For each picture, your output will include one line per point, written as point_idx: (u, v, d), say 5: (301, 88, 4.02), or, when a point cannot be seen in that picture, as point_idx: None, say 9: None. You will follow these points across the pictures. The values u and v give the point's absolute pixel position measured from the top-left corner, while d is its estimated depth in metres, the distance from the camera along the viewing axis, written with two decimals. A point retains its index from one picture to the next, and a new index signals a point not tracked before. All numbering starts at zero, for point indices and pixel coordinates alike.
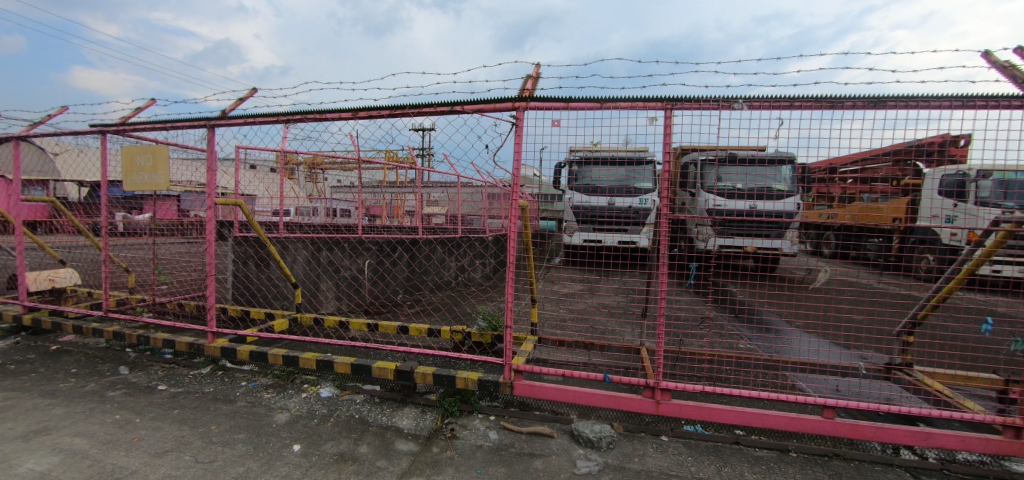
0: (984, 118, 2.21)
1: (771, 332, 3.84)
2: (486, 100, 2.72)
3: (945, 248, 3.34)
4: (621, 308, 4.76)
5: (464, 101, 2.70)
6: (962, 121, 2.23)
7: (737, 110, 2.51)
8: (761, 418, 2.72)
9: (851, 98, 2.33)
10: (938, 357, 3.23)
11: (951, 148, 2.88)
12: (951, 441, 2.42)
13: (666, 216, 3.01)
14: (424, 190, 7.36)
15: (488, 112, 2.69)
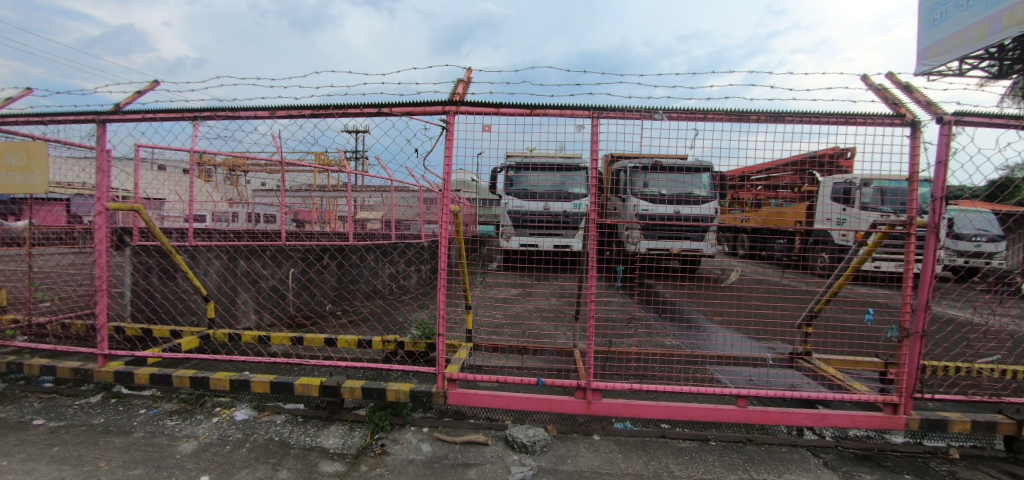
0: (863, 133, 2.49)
1: (693, 328, 4.06)
2: (416, 103, 2.63)
3: (835, 247, 3.74)
4: (557, 312, 4.83)
5: (393, 103, 2.59)
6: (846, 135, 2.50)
7: (658, 120, 2.64)
8: (683, 411, 2.86)
9: (756, 112, 2.53)
10: (832, 345, 3.59)
11: (840, 161, 3.23)
12: (843, 420, 2.67)
13: (593, 220, 3.09)
14: (356, 195, 7.03)
15: (418, 115, 2.60)
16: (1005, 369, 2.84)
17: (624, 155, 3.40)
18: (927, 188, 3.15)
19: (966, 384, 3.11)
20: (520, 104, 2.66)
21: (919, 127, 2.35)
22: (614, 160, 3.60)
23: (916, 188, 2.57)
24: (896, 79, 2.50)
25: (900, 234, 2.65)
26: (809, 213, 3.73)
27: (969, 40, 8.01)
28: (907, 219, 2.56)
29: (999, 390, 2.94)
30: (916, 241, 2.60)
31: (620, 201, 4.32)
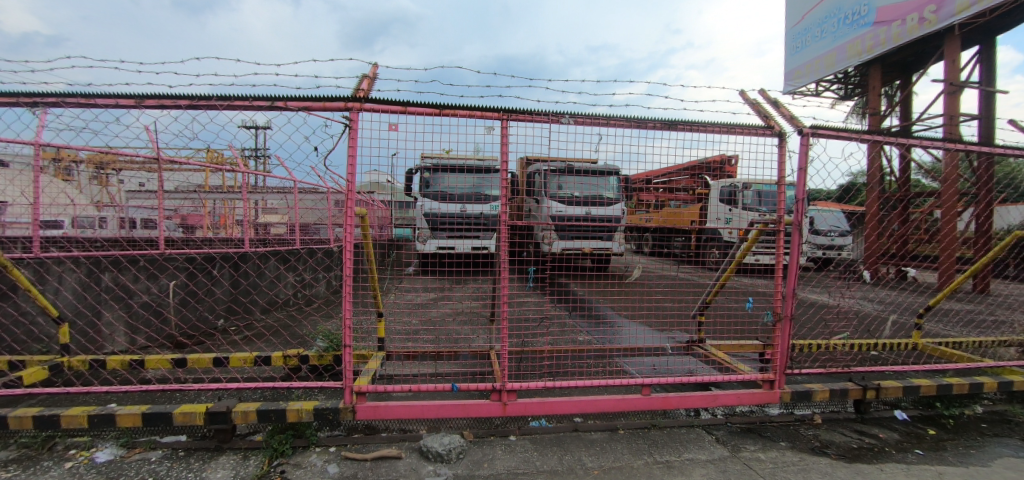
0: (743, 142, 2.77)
1: (603, 324, 4.25)
2: (314, 97, 2.37)
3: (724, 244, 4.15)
4: (476, 314, 4.79)
5: (289, 96, 2.33)
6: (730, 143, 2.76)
7: (565, 124, 2.70)
8: (594, 404, 2.95)
9: (653, 119, 2.71)
10: (722, 332, 3.95)
11: (727, 167, 3.55)
12: (731, 398, 2.94)
13: (504, 222, 3.09)
14: (256, 196, 6.37)
15: (316, 111, 2.35)
16: (853, 344, 3.35)
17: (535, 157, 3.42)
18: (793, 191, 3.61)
19: (824, 357, 3.61)
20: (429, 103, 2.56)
21: (785, 138, 2.67)
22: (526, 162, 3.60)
23: (784, 190, 2.91)
24: (767, 95, 2.83)
25: (771, 230, 2.99)
26: (701, 213, 4.00)
27: (823, 66, 9.39)
28: (777, 218, 2.89)
29: (848, 360, 3.46)
30: (784, 237, 2.95)
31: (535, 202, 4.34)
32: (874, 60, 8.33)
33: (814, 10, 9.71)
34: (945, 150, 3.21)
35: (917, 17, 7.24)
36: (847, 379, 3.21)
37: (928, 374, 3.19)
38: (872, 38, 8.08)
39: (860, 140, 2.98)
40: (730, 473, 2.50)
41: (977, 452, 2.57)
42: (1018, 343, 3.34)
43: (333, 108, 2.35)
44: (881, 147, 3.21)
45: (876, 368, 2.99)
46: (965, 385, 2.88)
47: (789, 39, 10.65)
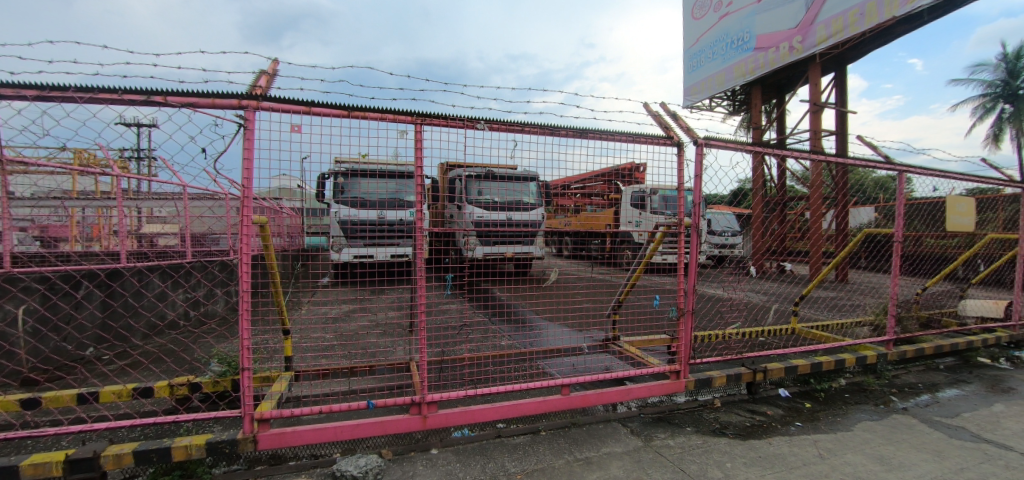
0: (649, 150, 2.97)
1: (524, 327, 4.30)
2: (199, 92, 2.09)
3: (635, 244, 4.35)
4: (395, 326, 4.61)
5: (170, 90, 2.02)
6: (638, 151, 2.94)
7: (480, 130, 2.69)
8: (515, 408, 2.96)
9: (565, 127, 2.80)
10: (635, 328, 4.18)
11: (637, 174, 3.69)
12: (643, 390, 3.09)
13: (421, 229, 3.00)
14: (136, 204, 5.55)
15: (203, 108, 2.07)
16: (745, 332, 3.73)
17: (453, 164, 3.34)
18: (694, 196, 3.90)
19: (721, 346, 3.98)
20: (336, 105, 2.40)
21: (683, 148, 2.91)
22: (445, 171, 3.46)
23: (683, 195, 3.16)
24: (667, 108, 3.08)
25: (674, 232, 3.23)
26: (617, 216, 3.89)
27: (715, 84, 10.47)
28: (678, 221, 3.11)
29: (740, 347, 3.85)
30: (685, 238, 3.18)
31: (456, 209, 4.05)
32: (756, 81, 9.48)
33: (706, 34, 10.80)
34: (812, 161, 3.70)
35: (788, 46, 8.37)
36: (741, 364, 3.54)
37: (804, 355, 3.65)
38: (754, 61, 9.17)
39: (745, 151, 3.34)
40: (644, 462, 2.62)
41: (842, 419, 2.98)
42: (868, 323, 3.95)
43: (225, 106, 2.09)
44: (763, 157, 3.63)
45: (763, 353, 3.34)
46: (832, 363, 3.33)
47: (686, 58, 11.73)
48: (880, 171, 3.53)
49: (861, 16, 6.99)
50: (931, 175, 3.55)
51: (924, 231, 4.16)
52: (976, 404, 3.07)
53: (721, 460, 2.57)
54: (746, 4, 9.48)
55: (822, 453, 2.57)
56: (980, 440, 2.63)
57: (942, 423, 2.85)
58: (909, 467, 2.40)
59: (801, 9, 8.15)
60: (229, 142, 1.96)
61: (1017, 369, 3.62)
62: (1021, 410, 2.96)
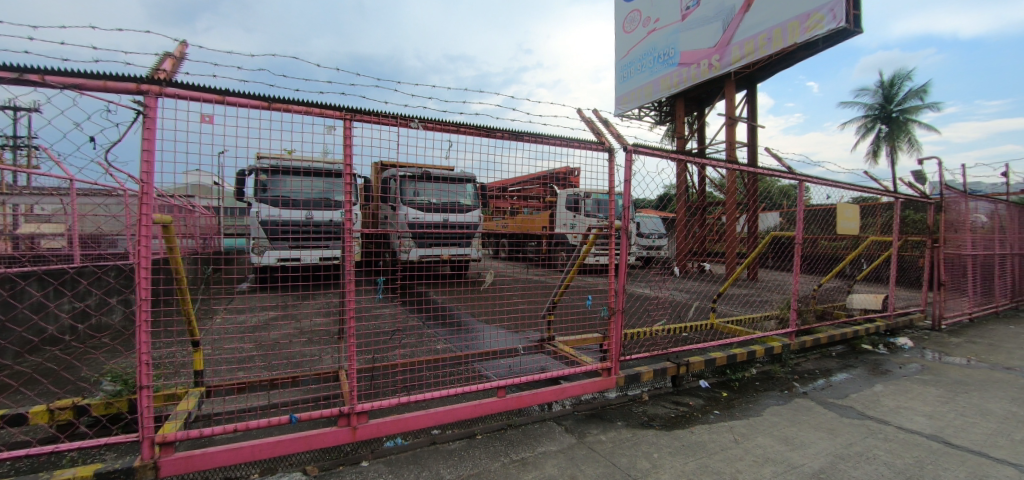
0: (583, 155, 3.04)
1: (461, 330, 4.25)
2: (86, 73, 1.82)
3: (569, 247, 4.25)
4: (322, 333, 4.34)
5: (48, 69, 1.75)
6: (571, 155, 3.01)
7: (414, 128, 2.60)
8: (450, 413, 2.89)
9: (501, 130, 2.80)
10: (569, 328, 4.25)
11: (573, 178, 3.72)
12: (577, 389, 3.16)
13: (349, 230, 2.83)
14: (7, 199, 4.74)
15: (90, 91, 1.81)
16: (670, 329, 3.95)
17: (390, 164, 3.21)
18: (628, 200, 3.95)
19: (648, 342, 4.18)
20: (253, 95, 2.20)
21: (613, 154, 3.02)
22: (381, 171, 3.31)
23: (613, 199, 3.29)
24: (599, 116, 3.20)
25: (605, 234, 3.35)
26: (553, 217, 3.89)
27: (643, 95, 11.10)
28: (609, 223, 3.23)
29: (666, 343, 4.08)
30: (615, 240, 3.30)
31: (391, 209, 3.88)
32: (679, 94, 10.19)
33: (635, 47, 11.43)
34: (728, 169, 4.02)
35: (707, 63, 9.10)
36: (667, 359, 3.75)
37: (721, 348, 3.94)
38: (678, 75, 9.85)
39: (669, 159, 3.55)
40: (577, 458, 2.67)
41: (754, 405, 3.26)
42: (775, 316, 4.37)
43: (119, 89, 1.84)
44: (686, 165, 3.88)
45: (686, 347, 3.56)
46: (744, 354, 3.63)
47: (617, 69, 12.31)
48: (784, 180, 3.93)
49: (768, 41, 7.78)
50: (825, 185, 4.00)
51: (819, 234, 4.70)
52: (861, 385, 3.50)
53: (648, 451, 2.69)
54: (671, 22, 10.17)
55: (736, 438, 2.79)
56: (864, 417, 3.00)
57: (834, 404, 3.21)
58: (809, 445, 2.68)
59: (718, 30, 8.91)
60: (123, 130, 1.72)
61: (891, 353, 4.19)
62: (894, 389, 3.43)
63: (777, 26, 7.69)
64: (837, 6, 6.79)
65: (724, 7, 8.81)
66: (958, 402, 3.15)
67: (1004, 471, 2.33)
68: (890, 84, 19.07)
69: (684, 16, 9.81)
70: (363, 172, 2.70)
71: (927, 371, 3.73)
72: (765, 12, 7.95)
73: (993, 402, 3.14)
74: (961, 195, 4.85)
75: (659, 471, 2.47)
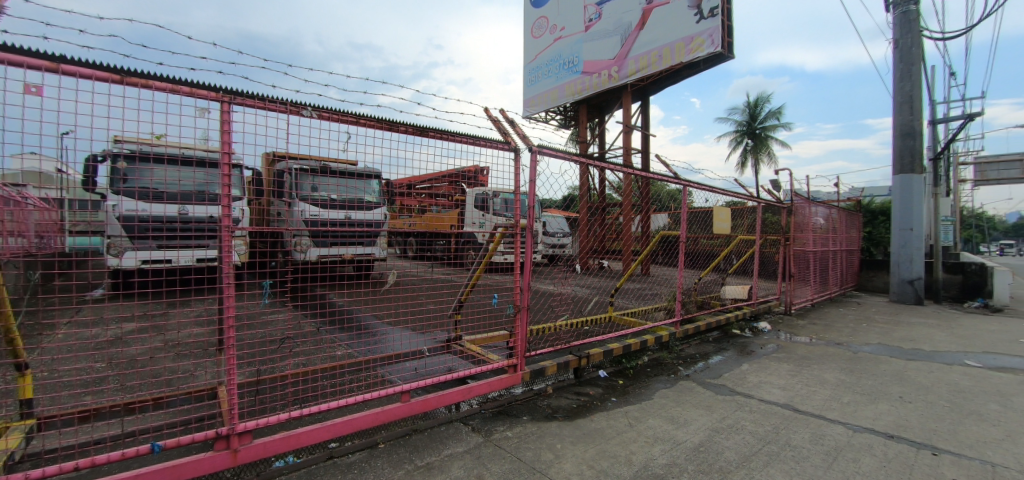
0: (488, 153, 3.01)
1: (364, 334, 4.03)
2: None
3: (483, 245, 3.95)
4: (199, 344, 3.85)
5: None
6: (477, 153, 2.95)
7: (308, 117, 2.30)
8: (350, 423, 2.66)
9: (405, 124, 2.63)
10: (477, 326, 4.22)
11: (481, 176, 3.62)
12: (483, 387, 3.14)
13: (229, 228, 2.40)
14: None
15: None
16: (572, 323, 4.14)
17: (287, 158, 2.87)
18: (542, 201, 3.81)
19: (552, 337, 4.32)
20: (96, 65, 1.80)
21: (519, 154, 3.04)
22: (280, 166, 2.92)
23: (518, 199, 3.36)
24: (505, 116, 3.24)
25: (511, 233, 3.39)
26: (462, 215, 3.75)
27: (550, 99, 11.53)
28: (515, 222, 3.29)
29: (568, 337, 4.27)
30: (520, 239, 3.36)
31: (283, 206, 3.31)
32: (583, 101, 10.78)
33: (543, 53, 11.85)
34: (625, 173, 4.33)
35: (607, 74, 9.78)
36: (569, 352, 3.91)
37: (618, 339, 4.23)
38: (582, 83, 10.42)
39: (572, 160, 3.71)
40: (483, 457, 2.65)
41: (645, 390, 3.54)
42: (663, 308, 4.82)
43: None
44: (587, 168, 4.10)
45: (587, 340, 3.75)
46: (637, 343, 3.93)
47: (525, 73, 12.62)
48: (671, 185, 4.34)
49: (659, 58, 8.62)
50: (704, 189, 4.50)
51: (699, 233, 5.27)
52: (732, 365, 3.99)
53: (552, 442, 2.77)
54: (575, 32, 10.74)
55: (630, 422, 3.01)
56: (734, 393, 3.42)
57: (711, 383, 3.62)
58: (691, 422, 2.97)
59: (616, 44, 9.64)
60: None
61: (755, 336, 4.85)
62: (757, 366, 3.97)
63: (666, 46, 8.55)
64: (714, 33, 7.75)
65: (623, 24, 9.55)
66: (803, 374, 3.74)
67: (836, 429, 2.80)
68: (755, 105, 22.17)
69: (588, 28, 10.44)
70: (247, 162, 2.37)
71: (781, 350, 4.38)
72: (657, 31, 8.78)
73: (827, 372, 3.78)
74: (805, 201, 5.80)
75: (562, 461, 2.55)
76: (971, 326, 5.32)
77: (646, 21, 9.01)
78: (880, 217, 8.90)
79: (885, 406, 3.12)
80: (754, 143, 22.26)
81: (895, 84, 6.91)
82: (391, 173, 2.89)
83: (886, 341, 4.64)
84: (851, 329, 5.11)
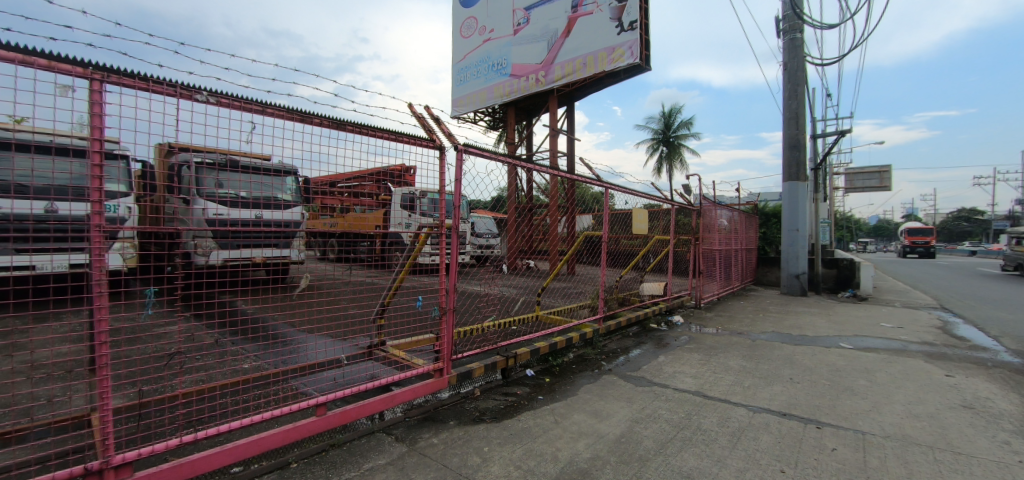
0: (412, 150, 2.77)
1: (276, 343, 3.73)
2: None
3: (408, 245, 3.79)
4: (66, 366, 3.31)
5: None
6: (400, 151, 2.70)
7: (203, 103, 1.98)
8: (256, 444, 2.33)
9: (319, 116, 2.32)
10: (402, 330, 4.06)
11: (408, 175, 3.24)
12: (407, 394, 3.00)
13: (99, 229, 1.91)
14: None
15: None
16: (499, 323, 4.14)
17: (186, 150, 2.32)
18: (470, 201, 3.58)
19: (479, 339, 4.30)
20: None
21: (444, 152, 2.90)
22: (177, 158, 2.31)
23: (443, 198, 3.29)
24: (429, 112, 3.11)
25: (436, 234, 3.30)
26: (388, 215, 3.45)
27: (478, 100, 11.51)
28: (440, 222, 3.21)
29: (495, 337, 4.27)
30: (445, 240, 3.29)
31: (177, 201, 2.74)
32: (511, 103, 10.91)
33: (472, 53, 11.82)
34: (552, 175, 4.41)
35: (535, 78, 10.02)
36: (496, 353, 3.91)
37: (545, 338, 4.31)
38: (511, 86, 10.54)
39: (499, 160, 3.69)
40: (407, 468, 2.48)
41: (571, 386, 3.63)
42: (588, 306, 5.00)
43: None
44: (515, 169, 4.12)
45: (514, 340, 3.76)
46: (563, 341, 4.03)
47: (453, 72, 12.46)
48: (594, 187, 4.51)
49: (583, 66, 9.01)
50: (624, 192, 4.75)
51: (620, 234, 5.56)
52: (649, 358, 4.24)
53: (479, 446, 2.71)
54: (504, 36, 10.87)
55: (556, 418, 3.06)
56: (651, 384, 3.62)
57: (631, 376, 3.80)
58: (612, 414, 3.10)
59: (543, 50, 9.91)
60: None
61: (669, 329, 5.21)
62: (671, 357, 4.25)
63: (590, 54, 8.97)
64: (633, 45, 8.29)
65: (549, 30, 9.85)
66: (710, 363, 4.07)
67: (738, 411, 3.08)
68: (668, 114, 23.94)
69: (516, 32, 10.61)
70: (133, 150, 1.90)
71: (692, 341, 4.75)
72: (581, 40, 9.17)
73: (731, 359, 4.16)
74: (711, 204, 6.37)
75: (489, 464, 2.51)
76: (843, 314, 6.17)
77: (571, 30, 9.39)
78: (773, 220, 10.04)
79: (778, 387, 3.49)
80: (668, 151, 24.08)
81: (784, 102, 7.83)
82: (309, 170, 2.60)
83: (778, 329, 5.22)
84: (750, 319, 5.67)
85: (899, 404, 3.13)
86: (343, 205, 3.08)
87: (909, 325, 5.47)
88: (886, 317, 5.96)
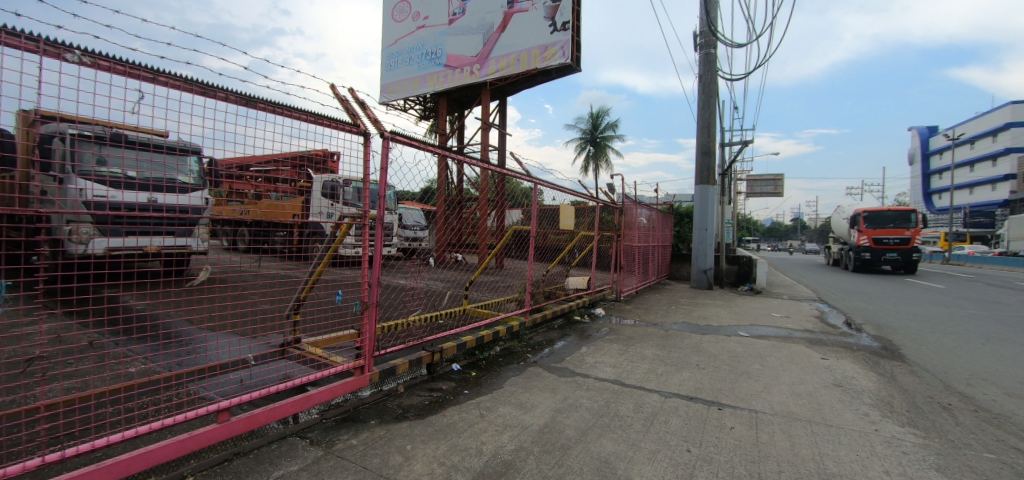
0: (331, 134, 2.59)
1: (175, 344, 3.36)
2: None
3: (327, 238, 3.45)
4: None
5: None
6: (318, 134, 2.51)
7: (75, 64, 1.67)
8: (143, 458, 2.03)
9: (223, 90, 2.08)
10: (321, 326, 3.82)
11: (332, 161, 3.00)
12: (324, 394, 2.83)
13: None
14: None
15: None
16: (425, 317, 4.06)
17: (63, 121, 1.91)
18: (396, 191, 3.44)
19: (404, 334, 4.19)
20: None
21: (369, 139, 2.74)
22: (46, 131, 1.87)
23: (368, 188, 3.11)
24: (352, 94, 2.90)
25: (358, 225, 3.12)
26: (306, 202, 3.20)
27: (409, 87, 11.13)
28: (363, 213, 3.04)
29: (421, 332, 4.18)
30: (369, 231, 3.12)
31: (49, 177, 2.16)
32: (443, 93, 10.69)
33: (404, 38, 11.39)
34: (484, 168, 4.37)
35: (469, 70, 9.89)
36: (421, 348, 3.83)
37: (471, 332, 4.32)
38: (444, 76, 10.34)
39: (428, 150, 3.57)
40: (323, 473, 2.33)
41: (496, 379, 3.67)
42: (515, 299, 5.09)
43: None
44: (445, 160, 4.02)
45: (440, 334, 3.73)
46: (489, 335, 4.06)
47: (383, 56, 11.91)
48: (524, 182, 4.56)
49: (517, 62, 9.09)
50: (553, 188, 4.87)
51: (547, 229, 5.70)
52: (572, 349, 4.42)
53: (402, 445, 2.63)
54: (439, 24, 10.64)
55: (482, 412, 3.07)
56: (574, 374, 3.78)
57: (555, 367, 3.94)
58: (536, 405, 3.18)
59: (478, 42, 9.82)
60: None
61: (592, 321, 5.47)
62: (592, 348, 4.47)
63: (525, 51, 9.06)
64: (565, 46, 8.53)
65: (485, 23, 9.79)
66: (628, 353, 4.33)
67: (652, 397, 3.31)
68: (598, 116, 24.98)
69: (452, 21, 10.42)
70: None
71: (612, 332, 5.03)
72: (516, 36, 9.25)
73: (647, 349, 4.46)
74: (632, 203, 6.79)
75: (410, 463, 2.44)
76: (742, 305, 6.91)
77: (507, 25, 9.42)
78: (686, 219, 10.91)
79: (687, 374, 3.81)
80: (595, 151, 25.12)
81: (700, 112, 8.52)
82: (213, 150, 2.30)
83: (687, 320, 5.69)
84: (663, 311, 6.13)
85: (785, 385, 3.56)
86: (255, 192, 2.74)
87: (794, 315, 6.26)
88: (777, 308, 6.76)
